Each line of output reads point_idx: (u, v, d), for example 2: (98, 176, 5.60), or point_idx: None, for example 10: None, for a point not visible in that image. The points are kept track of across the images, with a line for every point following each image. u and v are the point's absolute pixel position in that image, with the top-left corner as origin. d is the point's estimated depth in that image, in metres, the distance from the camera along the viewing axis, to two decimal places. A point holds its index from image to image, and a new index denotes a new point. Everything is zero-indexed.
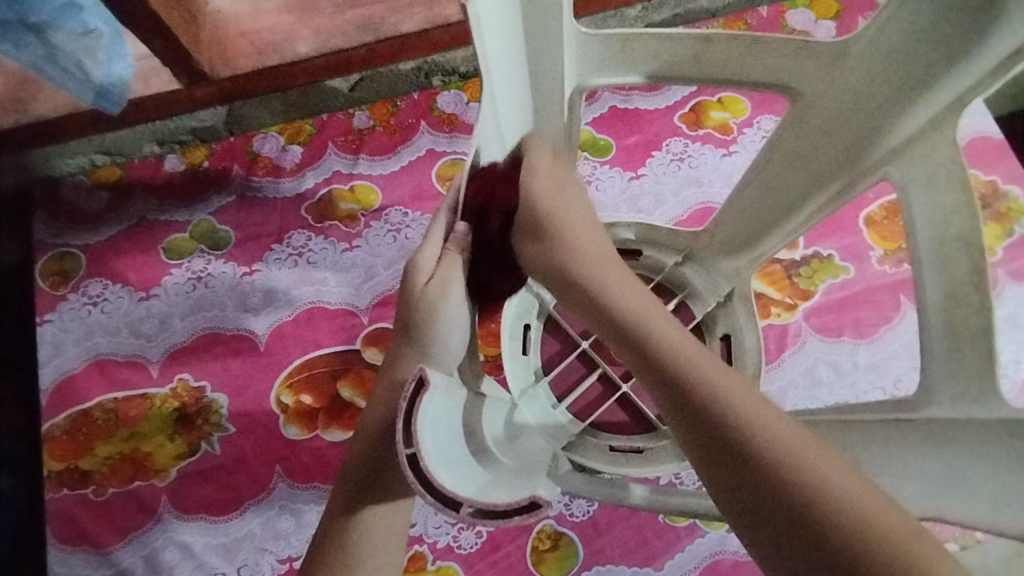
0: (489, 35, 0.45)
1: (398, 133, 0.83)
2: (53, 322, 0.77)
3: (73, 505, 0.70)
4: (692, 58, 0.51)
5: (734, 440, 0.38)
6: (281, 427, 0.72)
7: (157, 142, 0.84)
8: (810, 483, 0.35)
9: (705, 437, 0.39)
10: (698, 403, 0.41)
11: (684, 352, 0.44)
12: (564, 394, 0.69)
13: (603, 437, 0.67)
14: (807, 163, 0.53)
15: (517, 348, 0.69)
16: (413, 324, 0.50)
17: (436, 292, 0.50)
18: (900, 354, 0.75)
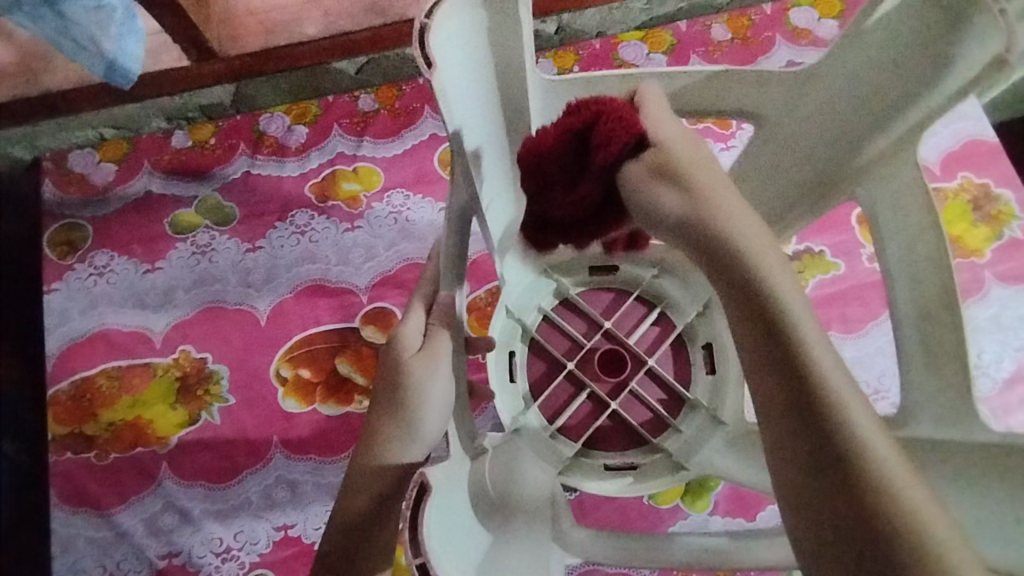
0: (455, 76, 0.45)
1: (402, 117, 0.85)
2: (59, 291, 0.79)
3: (75, 469, 0.72)
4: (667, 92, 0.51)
5: (800, 370, 0.32)
6: (279, 399, 0.74)
7: (166, 118, 0.86)
8: (861, 440, 0.29)
9: (786, 407, 0.31)
10: (773, 319, 0.34)
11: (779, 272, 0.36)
12: (555, 414, 0.73)
13: (597, 456, 0.71)
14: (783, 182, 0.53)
15: (505, 374, 0.72)
16: (399, 398, 0.48)
17: (425, 370, 0.48)
18: (885, 350, 0.77)
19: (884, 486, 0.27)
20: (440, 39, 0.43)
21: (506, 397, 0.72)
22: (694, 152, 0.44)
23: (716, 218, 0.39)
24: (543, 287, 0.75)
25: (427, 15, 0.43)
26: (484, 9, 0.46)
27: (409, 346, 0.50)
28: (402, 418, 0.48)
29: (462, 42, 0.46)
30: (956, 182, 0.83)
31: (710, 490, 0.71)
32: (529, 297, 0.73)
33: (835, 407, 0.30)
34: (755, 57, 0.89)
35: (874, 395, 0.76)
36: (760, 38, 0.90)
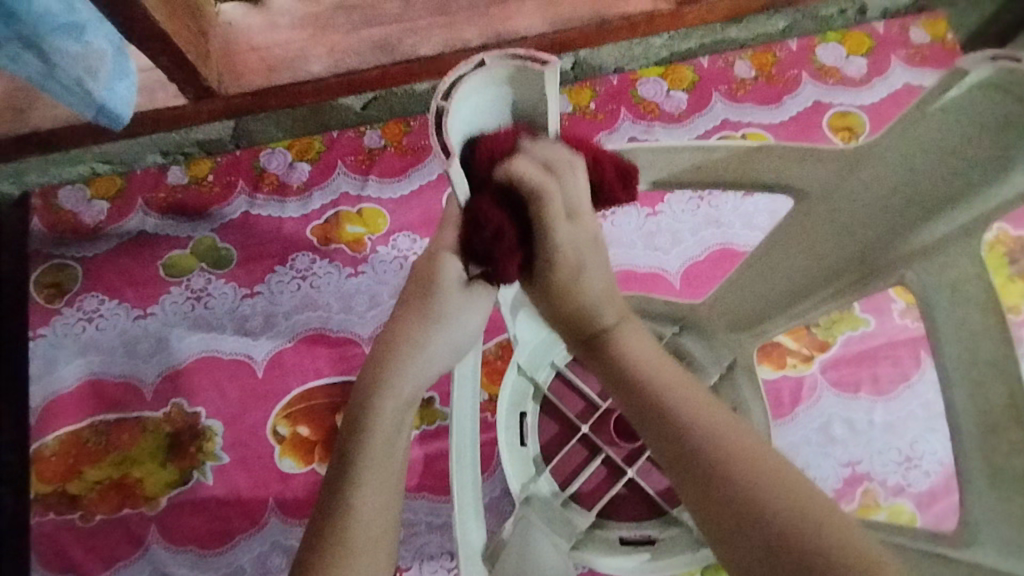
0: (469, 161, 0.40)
1: (409, 155, 0.81)
2: (46, 337, 0.75)
3: (59, 531, 0.68)
4: (698, 173, 0.48)
5: (708, 474, 0.36)
6: (276, 459, 0.70)
7: (161, 153, 0.82)
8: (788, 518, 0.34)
9: (722, 516, 0.35)
10: (671, 435, 0.38)
11: (666, 377, 0.39)
12: (567, 480, 0.70)
13: (612, 528, 0.66)
14: (821, 257, 0.50)
15: (514, 438, 0.68)
16: (347, 505, 0.38)
17: (386, 466, 0.40)
18: (917, 415, 0.73)
19: (814, 550, 0.32)
20: (454, 125, 0.37)
21: (515, 465, 0.67)
22: (578, 235, 0.40)
23: (607, 320, 0.41)
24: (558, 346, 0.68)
25: (444, 95, 0.36)
26: (510, 84, 0.39)
27: (367, 438, 0.40)
28: (349, 536, 0.38)
29: (481, 121, 0.40)
30: (992, 233, 0.79)
31: None
32: (540, 356, 0.68)
33: (756, 498, 0.34)
34: (780, 96, 0.85)
35: (907, 463, 0.71)
36: (786, 76, 0.86)
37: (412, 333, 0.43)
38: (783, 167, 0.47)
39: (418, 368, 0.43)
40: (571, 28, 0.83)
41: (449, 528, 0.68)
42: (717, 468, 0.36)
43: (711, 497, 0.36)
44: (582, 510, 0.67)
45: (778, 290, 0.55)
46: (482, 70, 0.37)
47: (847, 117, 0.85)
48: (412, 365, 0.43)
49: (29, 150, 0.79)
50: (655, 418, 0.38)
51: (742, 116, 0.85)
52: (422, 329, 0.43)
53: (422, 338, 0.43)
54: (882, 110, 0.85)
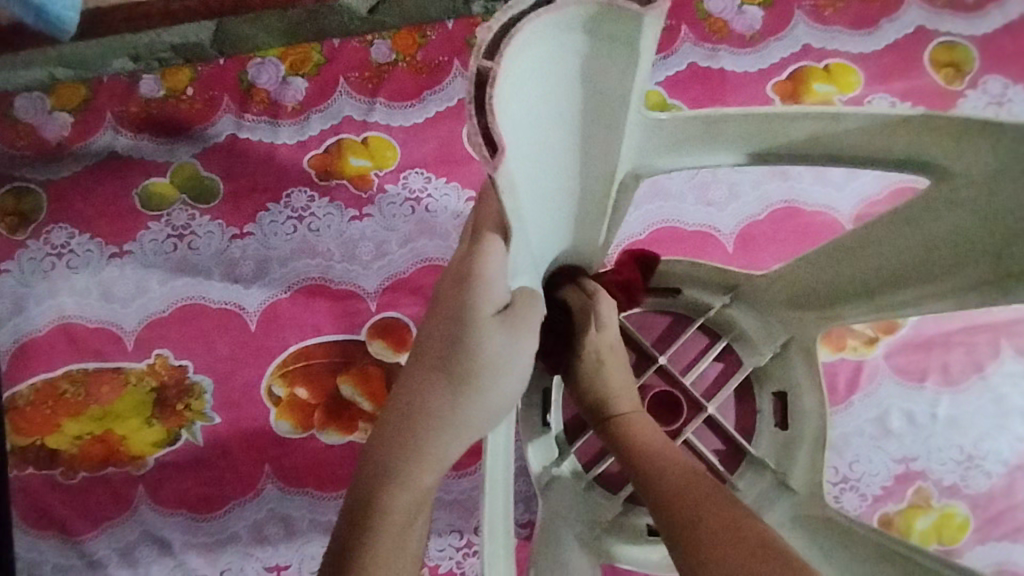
0: (528, 144, 0.30)
1: (424, 73, 0.68)
2: (11, 273, 0.66)
3: (37, 486, 0.63)
4: (809, 140, 0.37)
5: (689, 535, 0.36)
6: (272, 422, 0.64)
7: (131, 58, 0.69)
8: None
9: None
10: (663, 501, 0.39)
11: (670, 462, 0.41)
12: (592, 461, 0.63)
13: (640, 513, 0.60)
14: (938, 241, 0.40)
15: (537, 415, 0.61)
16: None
17: (398, 544, 0.33)
18: (987, 409, 0.65)
19: None
20: (506, 93, 0.27)
21: (537, 446, 0.60)
22: (607, 341, 0.46)
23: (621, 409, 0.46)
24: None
25: (489, 53, 0.27)
26: (586, 32, 0.29)
27: (376, 529, 0.33)
28: None
29: (541, 91, 0.30)
30: None
31: None
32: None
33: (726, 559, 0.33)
34: (877, 19, 0.70)
35: (968, 462, 0.64)
36: None
37: (430, 397, 0.34)
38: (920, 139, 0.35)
39: (438, 441, 0.34)
40: None
41: (461, 505, 0.62)
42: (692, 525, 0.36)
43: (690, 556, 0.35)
44: (606, 494, 0.60)
45: (857, 274, 0.46)
46: (545, 11, 0.27)
47: (955, 49, 0.70)
48: (429, 441, 0.34)
49: None
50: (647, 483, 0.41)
51: (828, 42, 0.70)
52: (443, 393, 0.34)
53: (442, 406, 0.34)
54: (997, 43, 0.70)
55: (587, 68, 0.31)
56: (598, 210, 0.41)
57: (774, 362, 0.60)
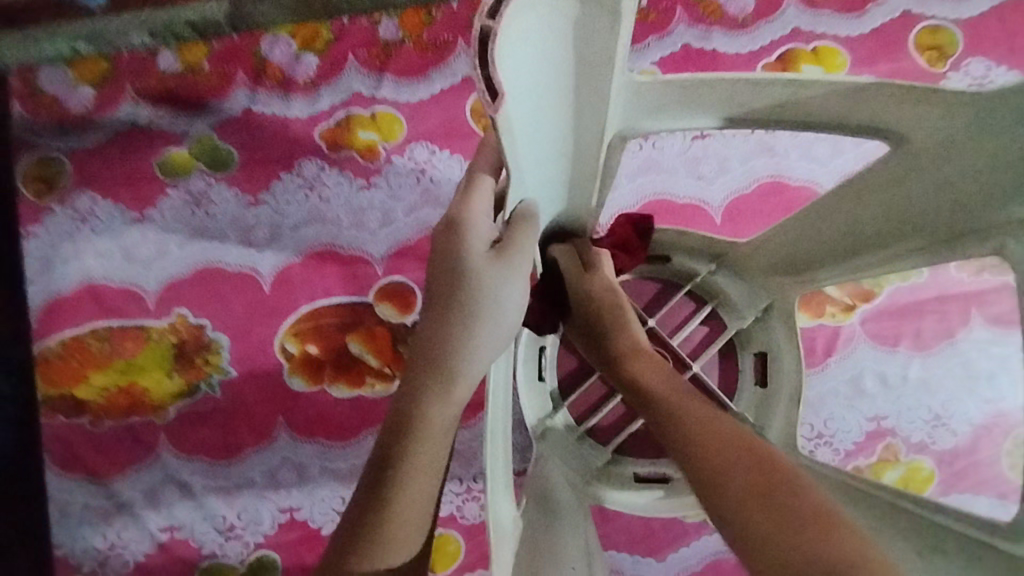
0: (528, 94, 0.33)
1: (430, 52, 0.71)
2: (39, 236, 0.70)
3: (67, 434, 0.68)
4: (781, 111, 0.41)
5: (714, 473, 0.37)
6: (285, 376, 0.68)
7: (149, 34, 0.71)
8: (793, 524, 0.33)
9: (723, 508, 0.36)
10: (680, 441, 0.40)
11: (678, 397, 0.43)
12: (584, 416, 0.68)
13: (627, 464, 0.65)
14: (896, 204, 0.44)
15: (533, 371, 0.65)
16: (393, 505, 0.36)
17: (432, 451, 0.37)
18: (954, 372, 0.69)
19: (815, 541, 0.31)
20: (507, 51, 0.30)
21: (532, 400, 0.65)
22: (605, 284, 0.49)
23: (626, 347, 0.48)
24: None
25: (492, 13, 0.30)
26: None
27: (415, 441, 0.37)
28: (390, 524, 0.35)
29: (539, 51, 0.33)
30: None
31: None
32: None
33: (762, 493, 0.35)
34: (864, 3, 0.73)
35: (935, 421, 0.68)
36: None
37: (450, 328, 0.38)
38: (884, 109, 0.39)
39: (459, 364, 0.37)
40: None
41: (461, 454, 0.67)
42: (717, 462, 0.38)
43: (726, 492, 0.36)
44: (596, 445, 0.66)
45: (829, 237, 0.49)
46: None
47: (938, 33, 0.73)
48: (453, 365, 0.37)
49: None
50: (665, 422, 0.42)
51: (816, 25, 0.73)
52: (460, 324, 0.38)
53: (461, 333, 0.37)
54: (980, 27, 0.73)
55: (579, 32, 0.34)
56: (589, 172, 0.45)
57: (755, 326, 0.64)
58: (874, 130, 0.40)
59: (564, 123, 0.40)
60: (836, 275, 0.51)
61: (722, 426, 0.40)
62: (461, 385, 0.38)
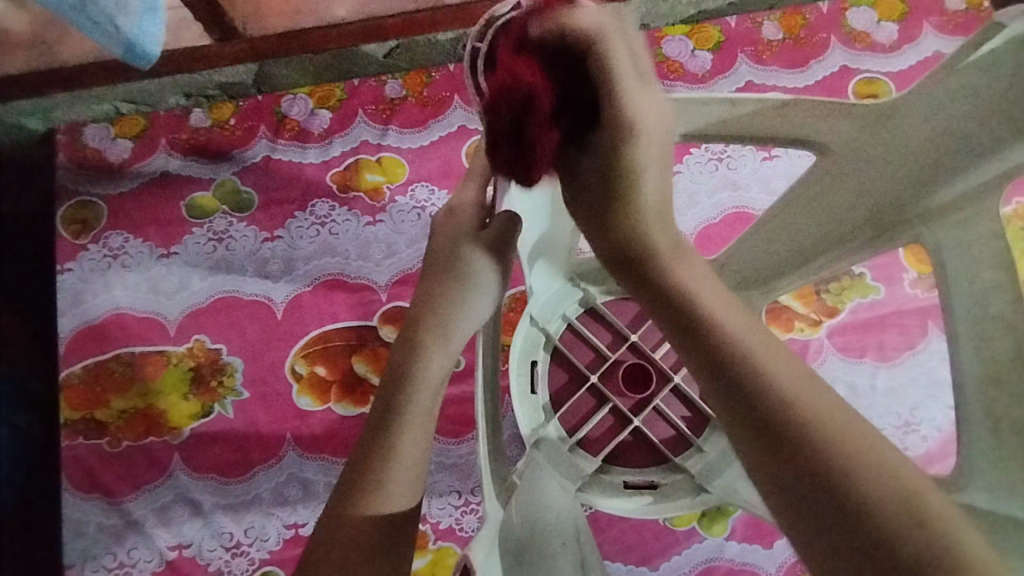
0: None
1: (430, 106, 0.81)
2: (72, 272, 0.77)
3: (87, 455, 0.72)
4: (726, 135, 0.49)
5: (739, 377, 0.31)
6: (294, 396, 0.73)
7: (183, 95, 0.82)
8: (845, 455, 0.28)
9: (727, 398, 0.32)
10: (701, 335, 0.34)
11: (718, 311, 0.35)
12: (575, 426, 0.71)
13: (617, 473, 0.68)
14: None
15: (525, 385, 0.71)
16: (391, 447, 0.40)
17: (427, 399, 0.42)
18: (919, 381, 0.74)
19: (839, 458, 0.28)
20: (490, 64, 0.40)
21: (526, 410, 0.70)
22: (642, 108, 0.41)
23: (654, 239, 0.40)
24: (570, 297, 0.70)
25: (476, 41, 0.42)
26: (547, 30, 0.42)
27: (409, 388, 0.42)
28: (390, 460, 0.40)
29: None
30: (1009, 208, 0.80)
31: (728, 516, 0.70)
32: (553, 306, 0.70)
33: (787, 404, 0.30)
34: (807, 60, 0.84)
35: (904, 427, 0.73)
36: (814, 40, 0.85)
37: (446, 293, 0.44)
38: (809, 122, 0.47)
39: (455, 322, 0.44)
40: None
41: (458, 468, 0.71)
42: (742, 368, 0.32)
43: (742, 398, 0.31)
44: (586, 456, 0.69)
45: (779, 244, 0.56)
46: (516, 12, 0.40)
47: (873, 84, 0.83)
48: (449, 324, 0.44)
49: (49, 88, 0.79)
50: (683, 309, 0.36)
51: (766, 79, 0.84)
52: (456, 290, 0.45)
53: (457, 297, 0.44)
54: (911, 78, 0.83)
55: None
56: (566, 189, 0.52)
57: None
58: (800, 139, 0.48)
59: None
60: (790, 279, 0.57)
61: (779, 351, 0.33)
62: (457, 342, 0.44)
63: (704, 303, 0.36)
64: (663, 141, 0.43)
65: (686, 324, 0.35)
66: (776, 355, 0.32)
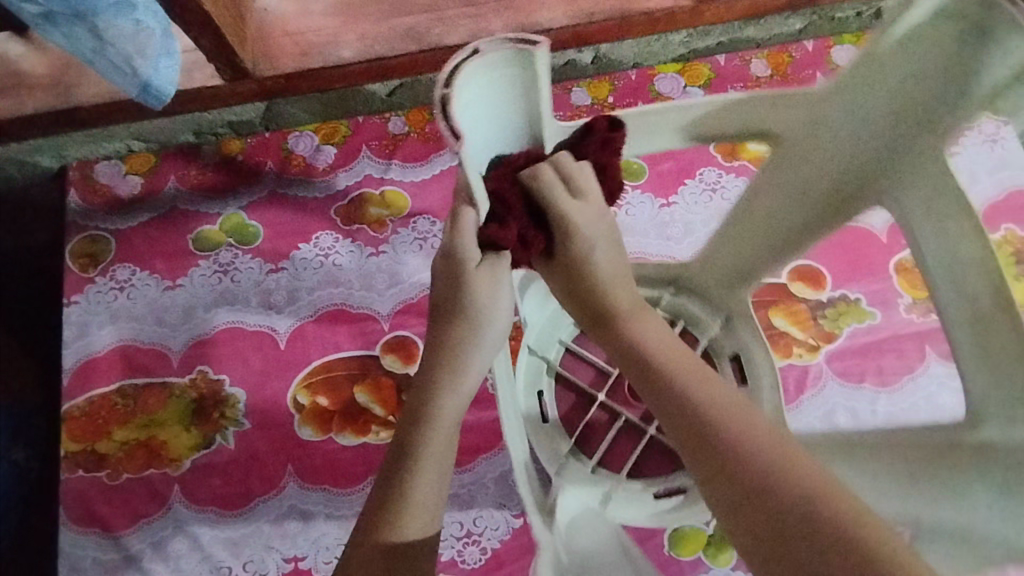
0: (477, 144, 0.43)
1: (432, 141, 0.83)
2: (79, 304, 0.78)
3: (86, 488, 0.72)
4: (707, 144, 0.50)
5: (703, 429, 0.38)
6: (296, 426, 0.73)
7: (193, 133, 0.85)
8: (795, 488, 0.33)
9: (697, 446, 0.37)
10: (665, 394, 0.40)
11: (672, 361, 0.42)
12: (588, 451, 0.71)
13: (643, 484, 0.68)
14: None
15: (536, 415, 0.69)
16: (406, 491, 0.42)
17: (445, 437, 0.45)
18: (920, 406, 0.74)
19: (802, 500, 0.33)
20: (460, 109, 0.40)
21: (544, 444, 0.68)
22: (592, 215, 0.46)
23: (619, 304, 0.46)
24: (566, 320, 0.71)
25: (445, 83, 0.39)
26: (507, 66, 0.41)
27: (424, 433, 0.44)
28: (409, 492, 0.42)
29: (485, 102, 0.43)
30: (999, 234, 0.81)
31: (734, 544, 0.69)
32: (550, 331, 0.71)
33: (735, 442, 0.36)
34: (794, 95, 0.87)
35: None
36: (799, 77, 0.88)
37: (456, 332, 0.46)
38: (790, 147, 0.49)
39: (468, 360, 0.46)
40: (592, 22, 0.82)
41: (460, 498, 0.70)
42: (703, 418, 0.38)
43: (709, 449, 0.37)
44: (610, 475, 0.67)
45: None
46: (477, 58, 0.40)
47: None
48: (461, 363, 0.46)
49: (59, 128, 0.81)
50: (648, 373, 0.42)
51: None
52: (464, 331, 0.46)
53: (467, 336, 0.46)
54: None
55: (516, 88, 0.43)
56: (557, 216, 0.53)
57: None
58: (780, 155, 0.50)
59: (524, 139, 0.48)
60: None
61: (728, 398, 0.39)
62: (471, 380, 0.47)
63: (664, 360, 0.42)
64: (609, 227, 0.47)
65: (649, 383, 0.42)
66: (725, 411, 0.38)
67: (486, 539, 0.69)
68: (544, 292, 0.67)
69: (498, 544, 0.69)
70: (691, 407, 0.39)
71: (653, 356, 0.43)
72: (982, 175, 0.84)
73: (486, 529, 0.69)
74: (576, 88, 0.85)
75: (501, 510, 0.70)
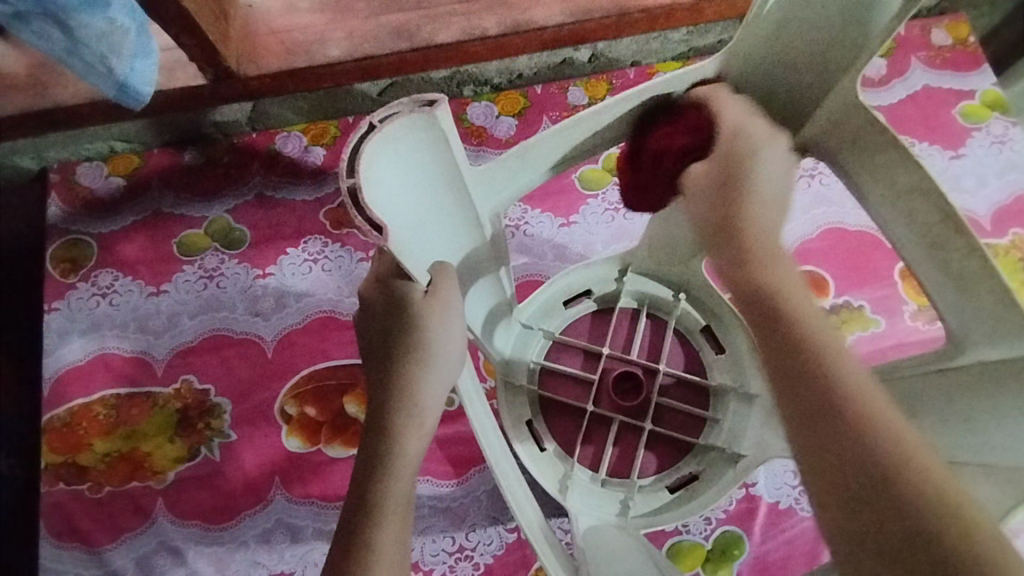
0: (402, 217, 0.40)
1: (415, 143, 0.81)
2: (60, 311, 0.76)
3: (68, 501, 0.70)
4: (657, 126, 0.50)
5: (812, 378, 0.35)
6: (283, 438, 0.71)
7: (178, 134, 0.82)
8: (916, 475, 0.32)
9: (800, 393, 0.35)
10: (781, 335, 0.37)
11: (799, 299, 0.38)
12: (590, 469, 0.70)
13: (657, 481, 0.67)
14: None
15: (533, 445, 0.67)
16: (368, 548, 0.40)
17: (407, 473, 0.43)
18: None
19: (911, 476, 0.32)
20: (372, 194, 0.37)
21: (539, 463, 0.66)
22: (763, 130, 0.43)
23: (757, 233, 0.41)
24: (532, 340, 0.69)
25: (349, 174, 0.36)
26: (408, 132, 0.39)
27: (383, 481, 0.43)
28: (374, 547, 0.40)
29: (399, 171, 0.40)
30: (1005, 239, 0.79)
31: (733, 559, 0.67)
32: (518, 354, 0.69)
33: (851, 407, 0.34)
34: None
35: None
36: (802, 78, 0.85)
37: (409, 371, 0.45)
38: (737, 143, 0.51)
39: (421, 397, 0.45)
40: (588, 19, 0.78)
41: (452, 513, 0.69)
42: (828, 375, 0.35)
43: (821, 409, 0.35)
44: (622, 482, 0.67)
45: None
46: (374, 134, 0.37)
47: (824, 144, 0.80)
48: (415, 401, 0.45)
49: (37, 129, 0.78)
50: (774, 317, 0.38)
51: None
52: (416, 362, 0.44)
53: (420, 371, 0.44)
54: (900, 112, 0.84)
55: (425, 147, 0.41)
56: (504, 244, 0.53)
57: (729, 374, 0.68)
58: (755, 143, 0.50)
59: (448, 192, 0.45)
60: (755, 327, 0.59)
61: (853, 368, 0.35)
62: (430, 416, 0.45)
63: (793, 298, 0.38)
64: (785, 158, 0.43)
65: (774, 326, 0.38)
66: (856, 383, 0.35)
67: (478, 554, 0.67)
68: (507, 321, 0.65)
69: (490, 560, 0.67)
70: (813, 362, 0.36)
71: (778, 287, 0.39)
72: (990, 179, 0.81)
73: (479, 544, 0.68)
74: (572, 87, 0.83)
75: (495, 525, 0.68)
